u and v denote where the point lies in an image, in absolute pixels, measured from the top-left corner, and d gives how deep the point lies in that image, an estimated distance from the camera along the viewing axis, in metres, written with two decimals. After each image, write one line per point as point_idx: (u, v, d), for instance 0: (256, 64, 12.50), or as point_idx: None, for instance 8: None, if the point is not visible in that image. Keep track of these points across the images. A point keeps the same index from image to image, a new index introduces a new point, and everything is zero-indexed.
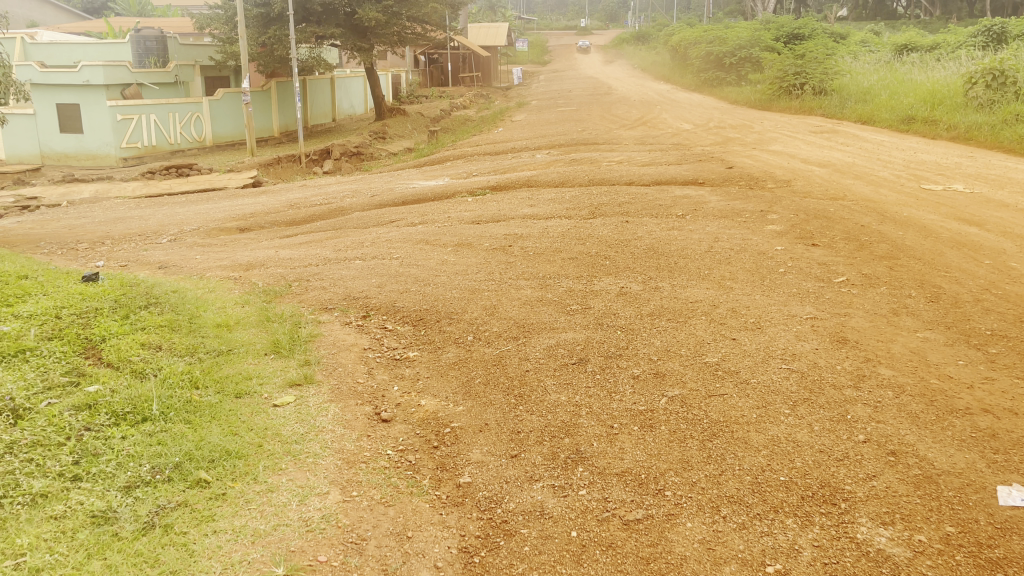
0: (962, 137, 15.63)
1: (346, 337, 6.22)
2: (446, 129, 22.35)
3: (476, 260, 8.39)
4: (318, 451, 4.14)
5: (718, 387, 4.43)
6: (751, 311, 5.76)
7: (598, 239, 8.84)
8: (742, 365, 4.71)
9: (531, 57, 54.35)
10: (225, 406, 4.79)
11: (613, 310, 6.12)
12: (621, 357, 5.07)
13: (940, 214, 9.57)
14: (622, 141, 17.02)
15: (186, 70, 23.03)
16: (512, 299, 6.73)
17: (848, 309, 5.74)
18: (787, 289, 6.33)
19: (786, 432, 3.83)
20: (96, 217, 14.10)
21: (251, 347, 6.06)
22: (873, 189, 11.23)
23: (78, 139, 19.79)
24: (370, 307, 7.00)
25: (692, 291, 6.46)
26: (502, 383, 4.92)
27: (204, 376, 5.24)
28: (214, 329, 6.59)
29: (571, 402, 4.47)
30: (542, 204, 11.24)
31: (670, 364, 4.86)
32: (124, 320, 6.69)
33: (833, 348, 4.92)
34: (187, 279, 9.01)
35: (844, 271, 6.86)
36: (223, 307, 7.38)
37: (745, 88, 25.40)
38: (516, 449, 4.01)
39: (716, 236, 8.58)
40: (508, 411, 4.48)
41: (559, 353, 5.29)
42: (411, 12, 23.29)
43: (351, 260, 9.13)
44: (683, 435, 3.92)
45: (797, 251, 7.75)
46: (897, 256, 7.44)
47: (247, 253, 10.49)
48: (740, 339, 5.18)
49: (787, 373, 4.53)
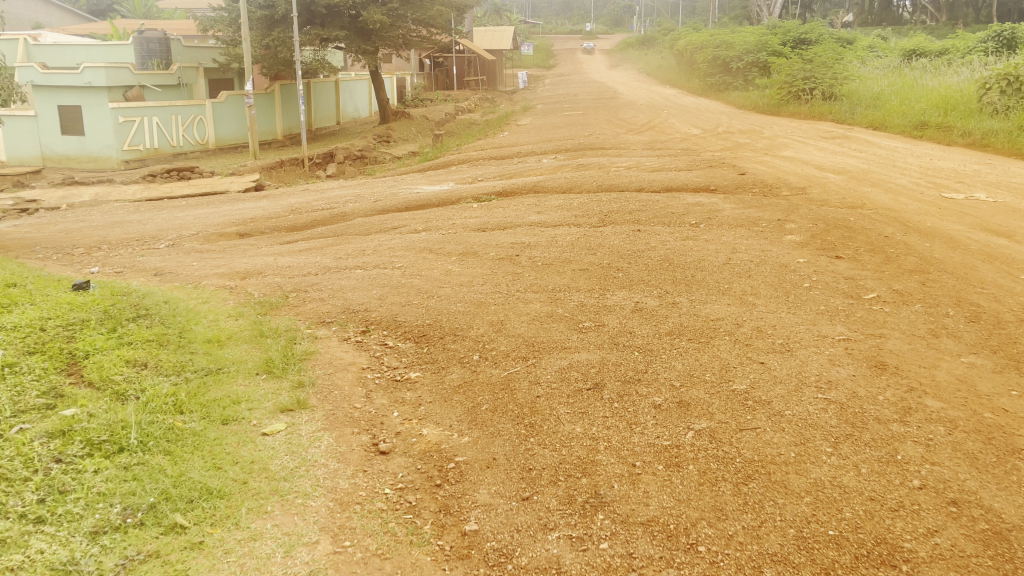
0: (978, 144, 15.20)
1: (343, 355, 5.82)
2: (450, 133, 22.00)
3: (481, 271, 8.00)
4: (309, 491, 3.75)
5: (750, 419, 4.02)
6: (778, 331, 5.35)
7: (609, 249, 8.43)
8: (773, 394, 4.29)
9: (536, 61, 53.95)
10: (211, 435, 4.41)
11: (628, 329, 5.71)
12: (640, 383, 4.67)
13: (966, 225, 9.15)
14: (630, 146, 16.65)
15: (190, 73, 22.50)
16: (520, 314, 6.33)
17: (882, 329, 5.32)
18: (814, 306, 5.92)
19: (830, 476, 3.44)
20: (94, 221, 13.71)
21: (243, 365, 5.68)
22: (892, 198, 10.82)
23: (80, 141, 19.43)
24: (370, 321, 6.61)
25: (712, 307, 6.05)
26: (511, 410, 4.52)
27: (189, 400, 4.86)
28: (204, 345, 6.21)
29: (587, 434, 4.07)
30: (550, 210, 10.87)
31: (695, 392, 4.45)
32: (110, 334, 6.30)
33: (872, 375, 4.51)
34: (180, 288, 8.65)
35: (873, 286, 6.44)
36: (216, 319, 6.98)
37: (752, 92, 24.99)
38: (528, 490, 3.62)
39: (734, 247, 8.17)
40: (518, 444, 4.08)
41: (573, 377, 4.89)
42: (416, 15, 22.98)
43: (351, 269, 8.77)
44: (714, 477, 3.52)
45: (820, 264, 7.34)
46: (927, 270, 7.03)
47: (245, 260, 10.11)
48: (769, 363, 4.78)
49: (824, 405, 4.13)
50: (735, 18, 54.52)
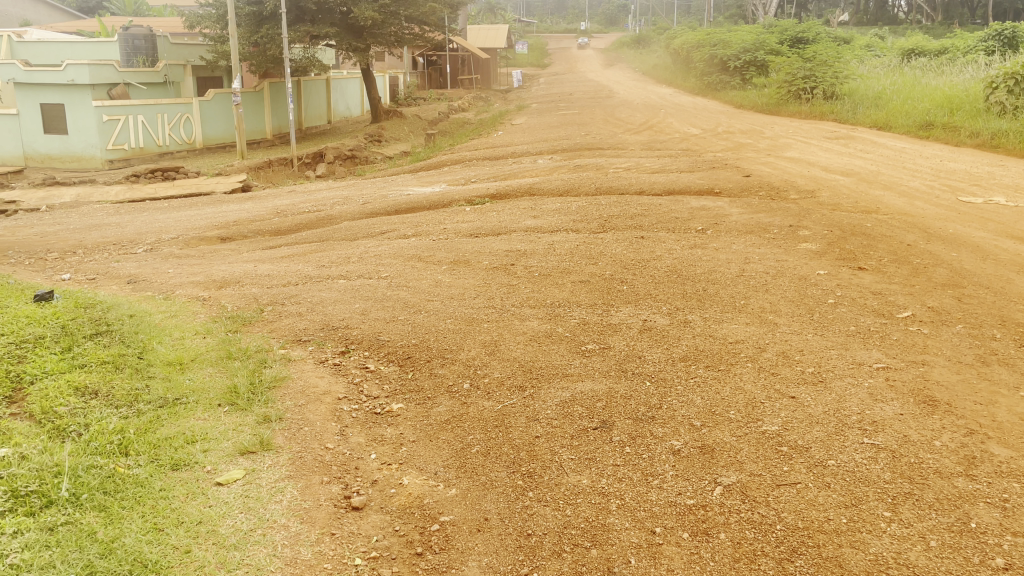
0: (987, 144, 14.64)
1: (318, 382, 5.19)
2: (443, 131, 21.39)
3: (474, 281, 7.39)
4: (262, 564, 3.14)
5: (788, 471, 3.41)
6: (807, 358, 4.76)
7: (612, 259, 7.81)
8: (812, 439, 3.69)
9: (530, 60, 53.24)
10: (157, 485, 3.77)
11: (637, 353, 5.09)
12: (654, 421, 4.06)
13: (990, 231, 8.59)
14: (628, 146, 16.08)
15: (177, 70, 21.96)
16: (515, 333, 5.71)
17: (924, 356, 4.74)
18: (844, 327, 5.32)
19: (893, 552, 2.86)
20: (72, 223, 13.03)
21: (203, 395, 5.03)
22: (908, 201, 10.24)
23: (63, 140, 18.67)
24: (350, 341, 5.97)
25: (730, 327, 5.44)
26: (506, 454, 3.92)
27: (137, 439, 4.22)
28: (164, 368, 5.56)
29: (595, 489, 3.45)
30: (547, 214, 10.26)
31: (719, 434, 3.84)
32: (63, 355, 5.61)
33: (921, 414, 3.92)
34: (150, 299, 7.99)
35: (905, 303, 5.85)
36: (182, 338, 6.34)
37: (750, 92, 24.41)
38: (527, 565, 3.02)
39: (746, 256, 7.59)
40: (514, 501, 3.47)
41: (576, 413, 4.28)
42: (409, 11, 22.34)
43: (334, 278, 8.14)
44: (752, 551, 2.93)
45: (843, 276, 6.77)
46: (961, 283, 6.44)
47: (224, 267, 9.46)
48: (802, 398, 4.17)
49: (873, 453, 3.53)
50: (730, 17, 53.88)
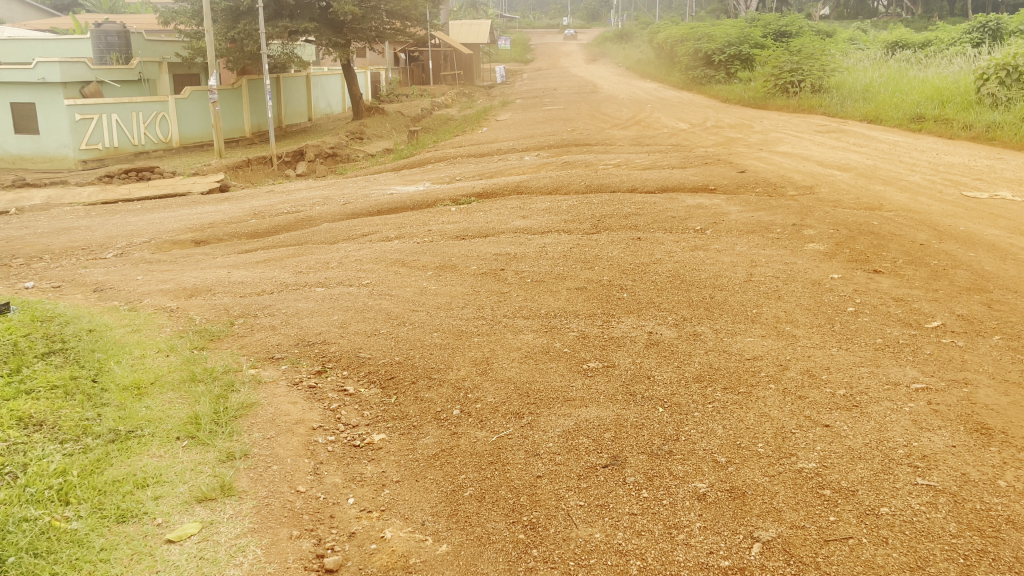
0: (983, 137, 14.23)
1: (290, 408, 4.63)
2: (426, 129, 20.78)
3: (461, 289, 6.86)
4: None
5: (835, 522, 3.00)
6: (836, 377, 4.26)
7: (609, 262, 7.30)
8: (857, 480, 3.24)
9: (512, 56, 52.50)
10: (97, 544, 3.22)
11: (645, 372, 4.58)
12: (672, 456, 3.57)
13: (1003, 229, 8.13)
14: (616, 141, 15.57)
15: (152, 68, 21.23)
16: (508, 349, 5.18)
17: (965, 374, 4.27)
18: (869, 340, 4.84)
19: None
20: (38, 227, 12.37)
21: (160, 426, 4.43)
22: (911, 197, 9.80)
23: (33, 140, 17.92)
24: (327, 359, 5.40)
25: (745, 341, 4.95)
26: (505, 499, 3.41)
27: (80, 483, 3.65)
28: (120, 393, 4.95)
29: (611, 547, 3.00)
30: (536, 214, 9.74)
31: (748, 473, 3.37)
32: (9, 377, 4.96)
33: (977, 447, 3.45)
34: (113, 311, 7.37)
35: (932, 311, 5.37)
36: (142, 357, 5.71)
37: (736, 86, 23.92)
38: None
39: (752, 259, 7.11)
40: (516, 561, 3.00)
41: (581, 446, 3.77)
42: (389, 6, 21.69)
43: (310, 286, 7.58)
44: None
45: (858, 280, 6.29)
46: (985, 287, 5.99)
47: (196, 273, 8.87)
48: (838, 427, 3.68)
49: (930, 497, 3.11)
50: (712, 12, 53.35)
